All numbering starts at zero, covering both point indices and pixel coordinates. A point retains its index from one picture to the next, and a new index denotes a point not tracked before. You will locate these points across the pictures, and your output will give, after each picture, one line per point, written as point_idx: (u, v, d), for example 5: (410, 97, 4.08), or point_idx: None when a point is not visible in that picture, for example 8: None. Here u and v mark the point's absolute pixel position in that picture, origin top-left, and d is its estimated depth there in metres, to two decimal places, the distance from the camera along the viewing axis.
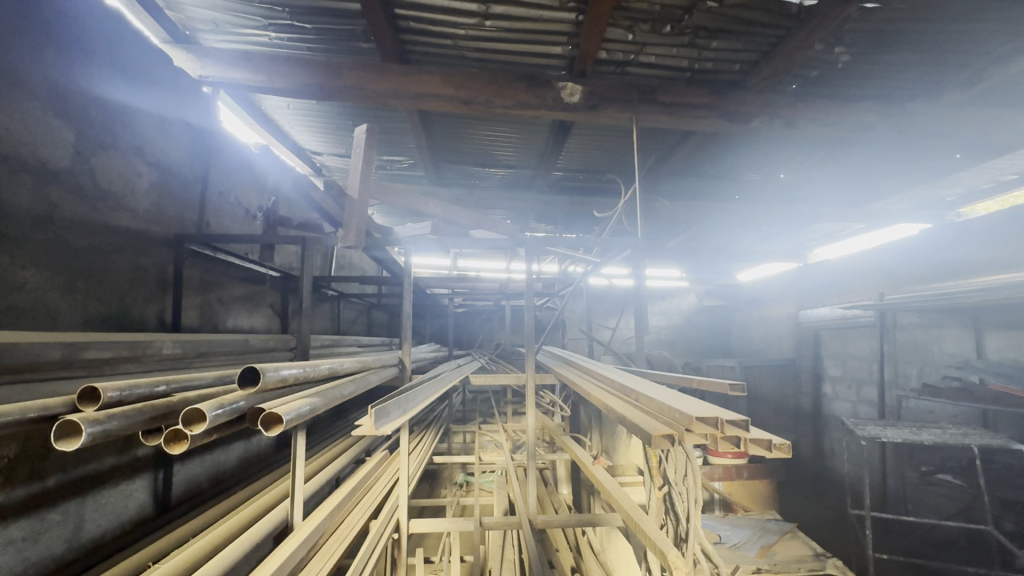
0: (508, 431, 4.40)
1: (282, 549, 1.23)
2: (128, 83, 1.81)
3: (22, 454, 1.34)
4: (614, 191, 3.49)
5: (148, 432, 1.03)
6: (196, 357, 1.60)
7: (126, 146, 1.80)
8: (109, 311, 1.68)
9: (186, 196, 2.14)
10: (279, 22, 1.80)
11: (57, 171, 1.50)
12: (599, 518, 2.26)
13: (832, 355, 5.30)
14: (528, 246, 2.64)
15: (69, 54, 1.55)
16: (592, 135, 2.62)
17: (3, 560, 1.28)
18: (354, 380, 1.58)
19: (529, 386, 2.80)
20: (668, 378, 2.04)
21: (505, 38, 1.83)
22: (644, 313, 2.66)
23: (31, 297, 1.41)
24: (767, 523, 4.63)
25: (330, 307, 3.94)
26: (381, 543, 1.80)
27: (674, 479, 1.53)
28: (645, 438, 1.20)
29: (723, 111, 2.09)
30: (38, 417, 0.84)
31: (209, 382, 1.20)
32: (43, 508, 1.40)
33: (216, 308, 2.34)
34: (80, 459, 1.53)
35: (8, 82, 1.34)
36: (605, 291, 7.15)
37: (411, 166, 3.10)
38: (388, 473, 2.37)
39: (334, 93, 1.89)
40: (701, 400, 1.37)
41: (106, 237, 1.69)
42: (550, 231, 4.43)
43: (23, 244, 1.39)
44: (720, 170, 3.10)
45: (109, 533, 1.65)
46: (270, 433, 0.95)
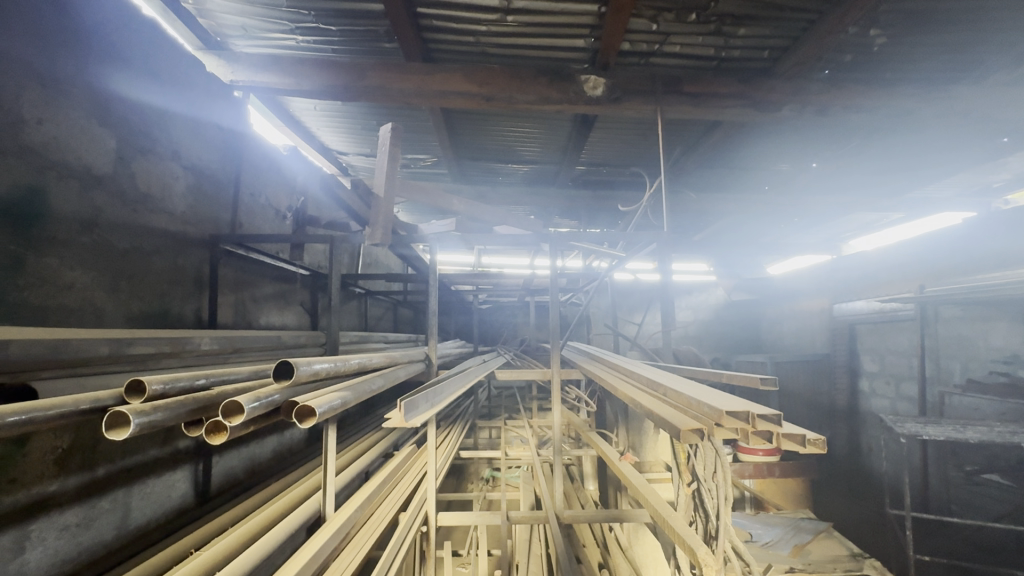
0: (534, 427, 4.41)
1: (316, 539, 1.27)
2: (163, 89, 1.87)
3: (74, 445, 1.42)
4: (638, 184, 3.45)
5: (189, 425, 1.07)
6: (234, 352, 1.66)
7: (163, 151, 1.86)
8: (149, 309, 1.76)
9: (221, 198, 2.22)
10: (306, 25, 1.85)
11: (101, 176, 1.58)
12: (627, 513, 2.25)
13: (869, 350, 5.08)
14: (553, 242, 2.64)
15: (112, 64, 1.63)
16: (616, 128, 2.59)
17: (57, 545, 1.36)
18: (383, 375, 1.61)
19: (555, 381, 2.79)
20: (697, 373, 2.01)
21: (526, 34, 1.83)
22: (670, 308, 2.63)
23: (79, 296, 1.48)
24: (802, 522, 4.52)
25: (358, 305, 4.02)
26: (411, 535, 1.83)
27: (703, 476, 1.51)
28: (674, 432, 1.18)
29: (752, 100, 2.04)
30: (89, 409, 0.88)
31: (246, 376, 1.25)
32: (94, 496, 1.48)
33: (249, 306, 2.41)
34: (126, 450, 1.61)
35: (53, 92, 1.41)
36: (630, 286, 7.07)
37: (435, 164, 3.13)
38: (416, 466, 2.40)
39: (359, 93, 1.93)
40: (731, 394, 1.35)
41: (147, 238, 1.76)
42: (574, 226, 4.40)
43: (71, 246, 1.46)
44: (748, 162, 3.02)
45: (153, 521, 1.73)
46: (304, 426, 0.98)
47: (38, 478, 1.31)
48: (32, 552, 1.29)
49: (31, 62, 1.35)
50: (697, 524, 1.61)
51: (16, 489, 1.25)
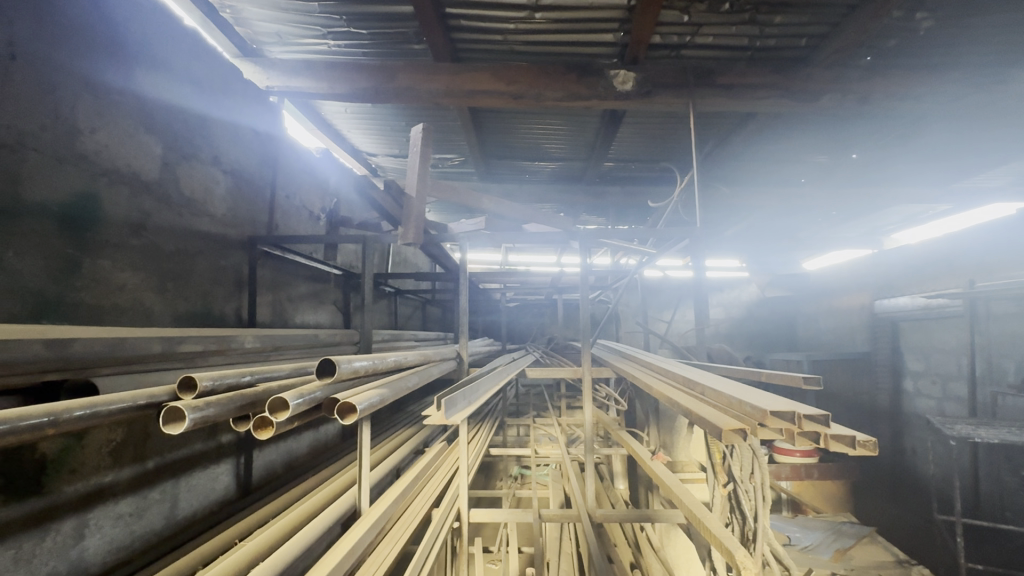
0: (563, 425, 4.40)
1: (353, 533, 1.30)
2: (204, 96, 1.94)
3: (126, 438, 1.50)
4: (669, 180, 3.39)
5: (236, 420, 1.11)
6: (274, 350, 1.70)
7: (204, 156, 1.94)
8: (194, 308, 1.83)
9: (258, 201, 2.29)
10: (337, 30, 1.88)
11: (148, 182, 1.65)
12: (660, 513, 2.22)
13: (914, 348, 4.80)
14: (582, 239, 2.62)
15: (157, 73, 1.69)
16: (646, 124, 2.55)
17: (112, 532, 1.44)
18: (418, 373, 1.64)
19: (585, 379, 2.77)
20: (733, 372, 1.96)
21: (554, 30, 1.82)
22: (703, 305, 2.58)
23: (129, 296, 1.55)
24: (843, 526, 4.40)
25: (388, 304, 4.09)
26: (444, 531, 1.85)
27: (739, 477, 1.48)
28: (714, 431, 1.16)
29: (788, 91, 1.97)
30: (147, 405, 0.93)
31: (288, 372, 1.29)
32: (145, 487, 1.55)
33: (286, 305, 2.49)
34: (174, 444, 1.68)
35: (104, 102, 1.49)
36: (659, 283, 6.95)
37: (463, 163, 3.15)
38: (448, 463, 2.43)
39: (389, 95, 1.96)
40: (773, 394, 1.32)
41: (190, 240, 1.83)
42: (601, 223, 4.36)
43: (122, 248, 1.54)
44: (783, 153, 2.92)
45: (199, 512, 1.80)
46: (346, 422, 1.00)
47: (95, 469, 1.39)
48: (90, 539, 1.37)
49: (84, 74, 1.42)
50: (733, 526, 1.58)
51: (74, 480, 1.33)
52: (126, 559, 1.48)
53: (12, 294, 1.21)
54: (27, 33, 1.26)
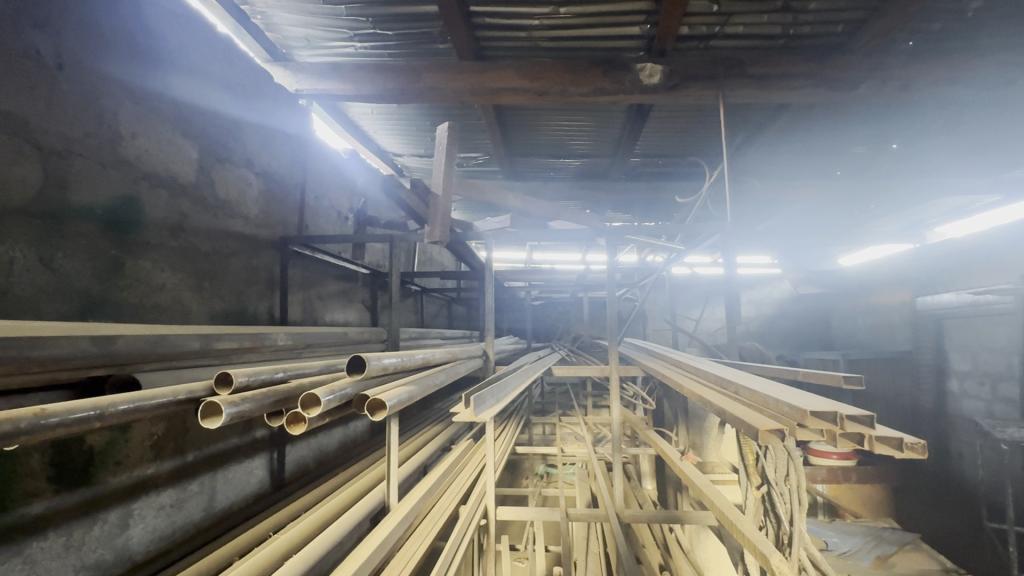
0: (589, 423, 4.37)
1: (383, 527, 1.32)
2: (237, 101, 2.00)
3: (167, 432, 1.55)
4: (697, 175, 3.33)
5: (270, 415, 1.14)
6: (305, 348, 1.74)
7: (238, 159, 1.99)
8: (229, 306, 1.89)
9: (289, 202, 2.35)
10: (363, 32, 1.91)
11: (185, 185, 1.70)
12: (689, 515, 2.17)
13: (960, 347, 4.48)
14: (608, 236, 2.59)
15: (192, 80, 1.75)
16: (673, 118, 2.51)
17: (155, 522, 1.50)
18: (445, 371, 1.65)
19: (613, 378, 2.74)
20: (767, 371, 1.91)
21: (579, 24, 1.80)
22: (734, 302, 2.51)
23: (168, 295, 1.61)
24: (883, 532, 4.24)
25: (415, 302, 4.14)
26: (471, 528, 1.86)
27: (774, 479, 1.44)
28: (750, 431, 1.13)
29: (824, 79, 1.89)
30: (186, 399, 0.96)
31: (320, 369, 1.31)
32: (185, 480, 1.61)
33: (316, 304, 2.54)
34: (212, 438, 1.74)
35: (145, 108, 1.55)
36: (687, 280, 6.82)
37: (487, 162, 3.15)
38: (474, 460, 2.44)
39: (415, 95, 1.98)
40: (812, 394, 1.28)
41: (225, 241, 1.89)
42: (627, 219, 4.29)
43: (162, 249, 1.59)
44: (818, 144, 2.81)
45: (235, 504, 1.86)
46: (376, 419, 1.01)
47: (138, 462, 1.45)
48: (135, 528, 1.43)
49: (125, 81, 1.48)
50: (767, 530, 1.53)
51: (119, 471, 1.39)
52: (167, 548, 1.54)
53: (61, 294, 1.27)
54: (73, 43, 1.32)
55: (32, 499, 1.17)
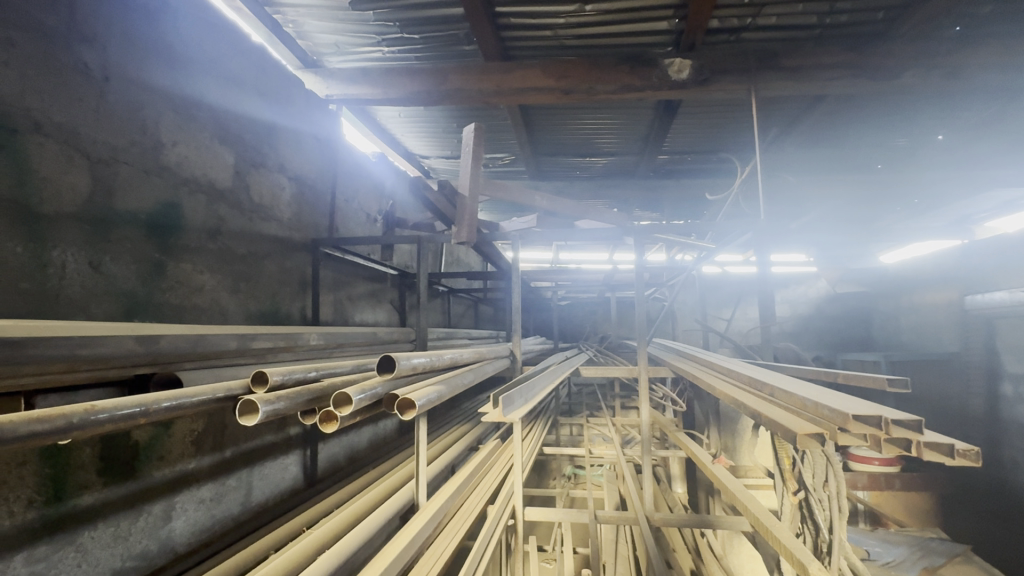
0: (617, 425, 4.31)
1: (413, 525, 1.33)
2: (271, 107, 2.06)
3: (206, 428, 1.61)
4: (727, 171, 3.25)
5: (304, 413, 1.16)
6: (336, 348, 1.78)
7: (272, 165, 2.06)
8: (263, 307, 1.95)
9: (320, 205, 2.40)
10: (390, 36, 1.95)
11: (223, 191, 1.77)
12: (722, 520, 2.12)
13: (1012, 348, 4.10)
14: (637, 235, 2.54)
15: (229, 88, 1.81)
16: (703, 113, 2.45)
17: (196, 515, 1.56)
18: (473, 371, 1.66)
19: (641, 379, 2.69)
20: (804, 372, 1.84)
21: (606, 21, 1.78)
22: (767, 300, 2.44)
23: (207, 297, 1.67)
24: (929, 543, 4.03)
25: (442, 303, 4.18)
26: (500, 528, 1.85)
27: (812, 485, 1.39)
28: (787, 435, 1.10)
29: (863, 70, 1.81)
30: (224, 397, 0.99)
31: (351, 368, 1.34)
32: (223, 475, 1.67)
33: (346, 305, 2.60)
34: (248, 435, 1.80)
35: (186, 117, 1.61)
36: (718, 279, 6.67)
37: (513, 162, 3.15)
38: (502, 460, 2.44)
39: (441, 97, 1.99)
40: (854, 397, 1.23)
41: (259, 244, 1.95)
42: (655, 218, 4.22)
43: (201, 253, 1.66)
44: (856, 136, 2.70)
45: (271, 499, 1.92)
46: (406, 417, 1.03)
47: (180, 457, 1.51)
48: (177, 521, 1.48)
49: (167, 91, 1.54)
50: (804, 538, 1.48)
51: (162, 466, 1.45)
52: (207, 540, 1.60)
53: (108, 296, 1.33)
54: (118, 57, 1.39)
55: (83, 490, 1.23)
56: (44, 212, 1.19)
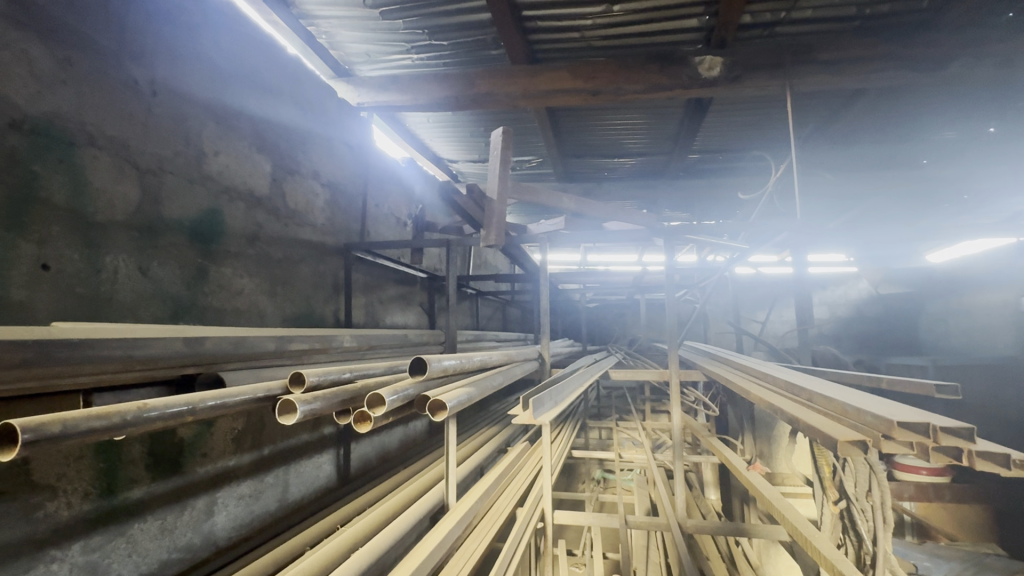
0: (647, 429, 4.24)
1: (443, 526, 1.34)
2: (306, 115, 2.13)
3: (245, 427, 1.67)
4: (760, 169, 3.16)
5: (338, 414, 1.19)
6: (369, 349, 1.82)
7: (307, 171, 2.12)
8: (299, 310, 2.01)
9: (352, 210, 2.46)
10: (419, 43, 2.00)
11: (260, 198, 1.83)
12: (759, 529, 2.05)
13: None
14: (667, 236, 2.49)
15: (266, 98, 1.88)
16: (735, 111, 2.40)
17: (236, 510, 1.61)
18: (502, 372, 1.66)
19: (672, 382, 2.65)
20: (844, 377, 1.78)
21: (635, 20, 1.76)
22: (804, 302, 2.36)
23: (246, 300, 1.74)
24: (984, 559, 3.80)
25: (470, 305, 4.21)
26: (529, 531, 1.85)
27: (854, 495, 1.33)
28: (827, 442, 1.06)
29: (905, 61, 1.74)
30: (264, 397, 1.02)
31: (384, 370, 1.36)
32: (261, 472, 1.73)
33: (377, 307, 2.65)
34: (285, 434, 1.85)
35: (226, 128, 1.68)
36: (752, 280, 6.49)
37: (540, 164, 3.16)
38: (531, 462, 2.43)
39: (468, 101, 2.02)
40: (899, 403, 1.17)
41: (295, 248, 2.01)
42: (686, 218, 4.15)
43: (240, 257, 1.72)
44: (898, 131, 2.59)
45: (306, 497, 1.97)
46: (438, 419, 1.04)
47: (221, 454, 1.57)
48: (218, 516, 1.54)
49: (209, 104, 1.61)
50: (847, 550, 1.42)
51: (205, 462, 1.51)
52: (247, 535, 1.65)
53: (155, 300, 1.40)
54: (165, 73, 1.46)
55: (133, 484, 1.30)
56: (98, 221, 1.26)
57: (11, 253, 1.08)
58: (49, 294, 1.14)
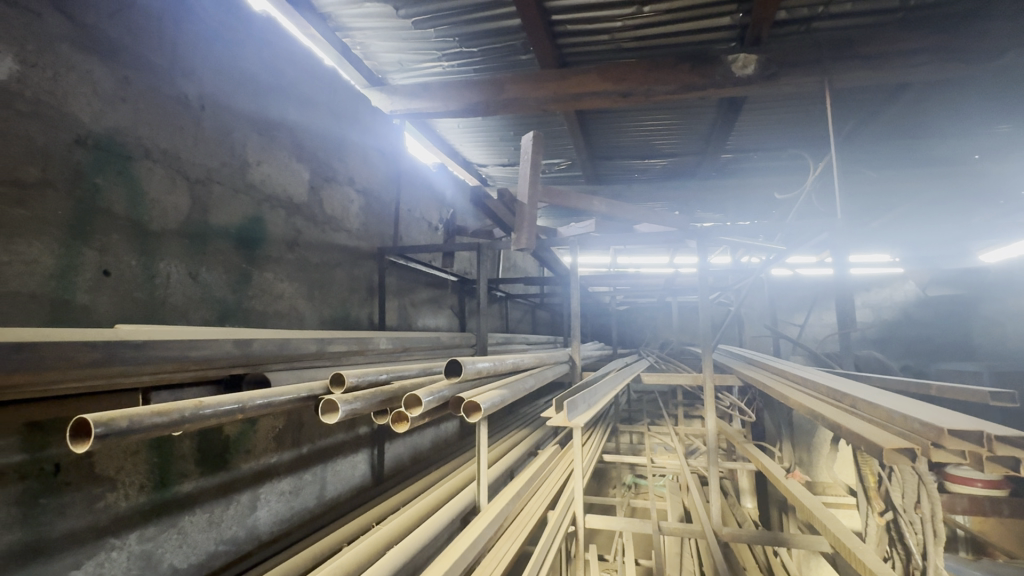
0: (680, 434, 4.16)
1: (475, 527, 1.36)
2: (342, 124, 2.20)
3: (286, 426, 1.74)
4: (798, 168, 3.06)
5: (376, 414, 1.22)
6: (403, 352, 1.85)
7: (342, 179, 2.19)
8: (335, 313, 2.07)
9: (385, 215, 2.52)
10: (450, 51, 2.04)
11: (299, 205, 1.90)
12: (799, 540, 1.98)
13: None
14: (699, 237, 2.45)
15: (305, 109, 1.95)
16: (771, 109, 2.34)
17: (277, 506, 1.68)
18: (534, 375, 1.67)
19: (707, 387, 2.58)
20: (890, 383, 1.70)
21: (665, 20, 1.74)
22: (846, 305, 2.27)
23: (286, 303, 1.80)
24: None
25: (500, 308, 4.24)
26: (561, 534, 1.84)
27: (902, 507, 1.28)
28: (871, 449, 1.03)
29: (954, 53, 1.66)
30: (308, 397, 1.06)
31: (419, 371, 1.39)
32: (300, 470, 1.78)
33: (410, 310, 2.70)
34: (323, 433, 1.91)
35: (268, 139, 1.75)
36: (789, 282, 6.29)
37: (569, 167, 3.15)
38: (562, 466, 2.42)
39: (498, 107, 2.04)
40: (950, 409, 1.12)
41: (331, 253, 2.08)
42: (719, 219, 4.06)
43: (281, 263, 1.79)
44: (947, 125, 2.46)
45: (342, 495, 2.02)
46: (472, 420, 1.06)
47: (263, 451, 1.64)
48: (261, 511, 1.61)
49: (252, 116, 1.69)
50: (894, 564, 1.36)
51: (249, 459, 1.57)
52: (288, 530, 1.71)
53: (204, 303, 1.47)
54: (212, 88, 1.54)
55: (184, 478, 1.37)
56: (153, 229, 1.34)
57: (77, 260, 1.16)
58: (111, 298, 1.22)
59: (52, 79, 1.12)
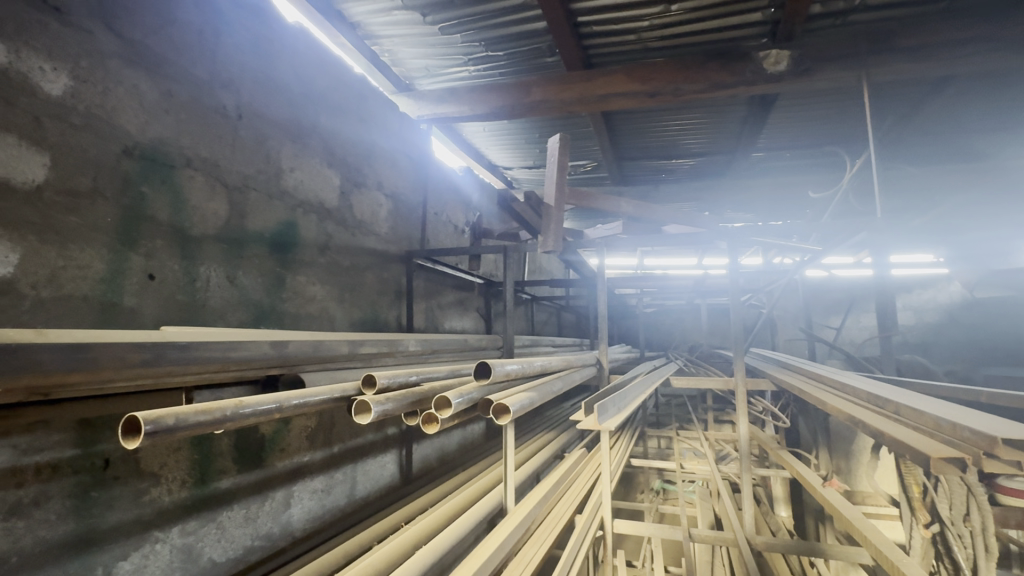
0: (710, 439, 4.07)
1: (503, 530, 1.36)
2: (372, 130, 2.24)
3: (318, 426, 1.78)
4: (833, 165, 2.97)
5: (406, 415, 1.24)
6: (432, 353, 1.87)
7: (372, 184, 2.23)
8: (365, 315, 2.11)
9: (413, 219, 2.56)
10: (476, 56, 2.06)
11: (330, 210, 1.95)
12: (836, 551, 1.91)
13: None
14: (729, 237, 2.39)
15: (336, 116, 2.00)
16: (804, 105, 2.27)
17: (310, 503, 1.72)
18: (562, 378, 1.66)
19: (739, 391, 2.52)
20: (936, 389, 1.62)
21: (694, 18, 1.72)
22: (885, 306, 2.18)
23: (318, 305, 1.85)
24: None
25: (525, 310, 4.24)
26: (588, 539, 1.82)
27: (950, 519, 1.22)
28: (916, 458, 0.98)
29: (1003, 42, 1.58)
30: (341, 397, 1.09)
31: (448, 373, 1.41)
32: (331, 469, 1.82)
33: (437, 312, 2.73)
34: (353, 432, 1.95)
35: (300, 146, 1.80)
36: (825, 283, 6.08)
37: (595, 168, 3.13)
38: (589, 469, 2.40)
39: (524, 109, 2.05)
40: (1003, 417, 1.07)
41: (361, 257, 2.12)
42: (751, 219, 3.96)
43: (313, 266, 1.84)
44: (995, 117, 2.34)
45: (371, 494, 2.05)
46: (501, 422, 1.06)
47: (297, 449, 1.68)
48: (294, 508, 1.65)
49: (285, 124, 1.74)
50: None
51: (283, 457, 1.62)
52: (320, 527, 1.75)
53: (241, 306, 1.53)
54: (249, 98, 1.59)
55: (222, 475, 1.41)
56: (195, 234, 1.40)
57: (124, 265, 1.22)
58: (156, 301, 1.28)
59: (102, 94, 1.19)
